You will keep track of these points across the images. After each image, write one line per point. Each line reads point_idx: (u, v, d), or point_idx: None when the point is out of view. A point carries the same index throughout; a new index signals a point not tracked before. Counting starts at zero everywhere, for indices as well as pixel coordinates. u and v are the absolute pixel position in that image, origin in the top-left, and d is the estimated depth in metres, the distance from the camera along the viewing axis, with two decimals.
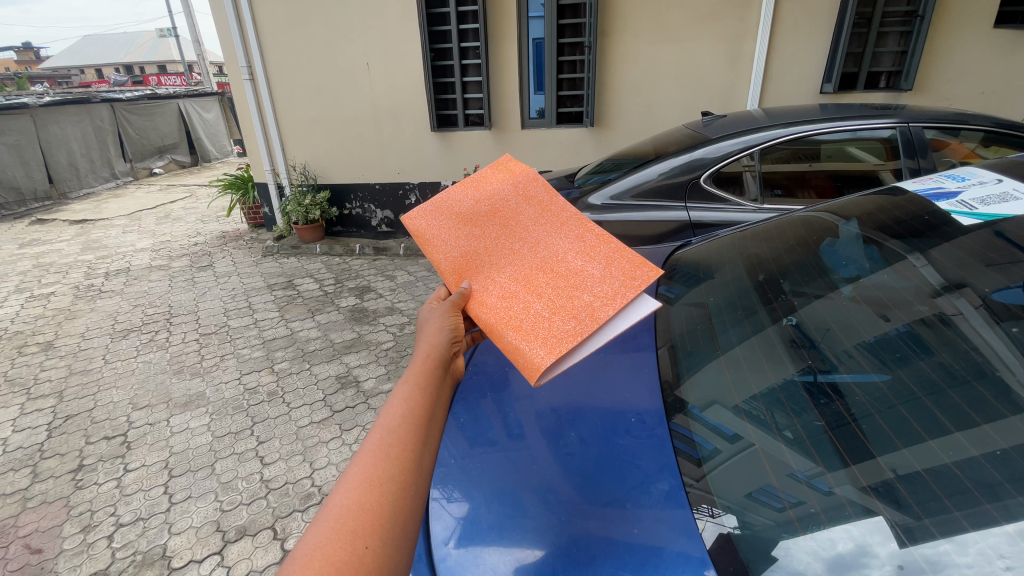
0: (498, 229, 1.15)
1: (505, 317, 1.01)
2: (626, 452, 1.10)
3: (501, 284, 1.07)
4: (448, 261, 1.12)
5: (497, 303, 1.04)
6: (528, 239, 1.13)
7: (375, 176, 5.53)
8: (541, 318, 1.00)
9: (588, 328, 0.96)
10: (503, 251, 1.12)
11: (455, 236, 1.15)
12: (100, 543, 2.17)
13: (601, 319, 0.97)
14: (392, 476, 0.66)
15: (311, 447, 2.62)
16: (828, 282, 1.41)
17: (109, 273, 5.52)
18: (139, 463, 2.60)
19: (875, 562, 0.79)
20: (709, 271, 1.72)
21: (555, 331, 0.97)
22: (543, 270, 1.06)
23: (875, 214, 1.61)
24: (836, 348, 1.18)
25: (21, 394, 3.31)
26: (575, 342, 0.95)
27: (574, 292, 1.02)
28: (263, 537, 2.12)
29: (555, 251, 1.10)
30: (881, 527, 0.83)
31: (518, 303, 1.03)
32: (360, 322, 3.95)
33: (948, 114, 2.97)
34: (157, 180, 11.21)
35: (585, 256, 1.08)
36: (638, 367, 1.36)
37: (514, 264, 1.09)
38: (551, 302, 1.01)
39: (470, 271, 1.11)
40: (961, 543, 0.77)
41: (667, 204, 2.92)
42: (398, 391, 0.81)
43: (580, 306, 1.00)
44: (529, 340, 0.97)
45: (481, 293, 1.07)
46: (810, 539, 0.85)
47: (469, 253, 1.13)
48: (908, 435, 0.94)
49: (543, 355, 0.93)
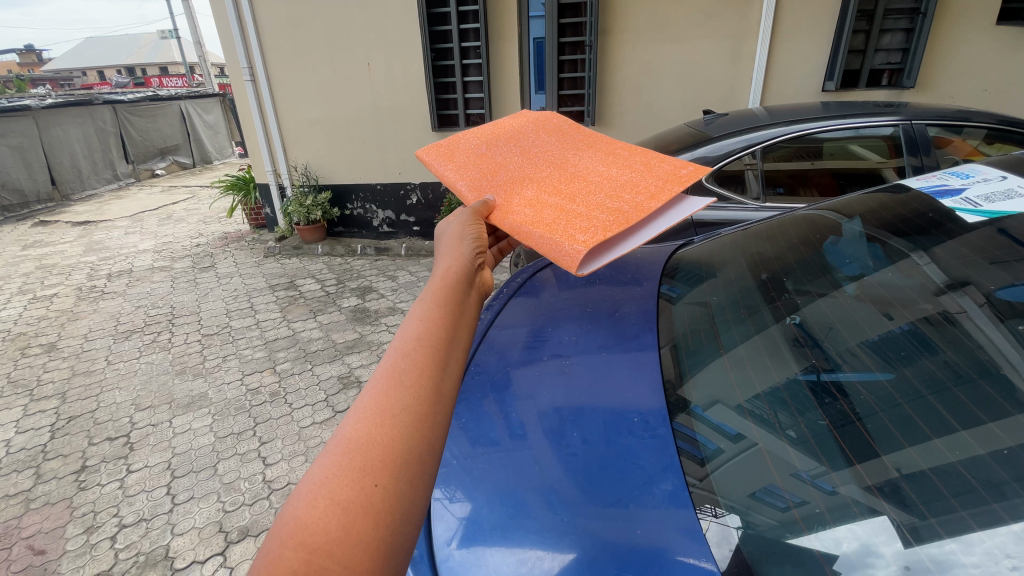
0: (525, 154, 1.23)
1: (536, 221, 1.01)
2: (629, 453, 1.09)
3: (529, 197, 1.09)
4: (467, 178, 1.13)
5: (526, 210, 1.05)
6: (558, 162, 1.20)
7: (376, 176, 5.54)
8: (578, 216, 1.01)
9: (637, 215, 0.99)
10: (534, 169, 1.18)
11: (481, 158, 1.20)
12: (102, 544, 2.17)
13: (649, 209, 1.00)
14: (405, 408, 0.64)
15: (313, 447, 2.62)
16: (832, 280, 1.40)
17: (111, 275, 5.54)
18: (141, 464, 2.60)
19: (881, 562, 0.79)
20: (712, 270, 1.70)
21: (598, 223, 0.98)
22: (576, 182, 1.12)
23: (878, 212, 1.61)
24: (840, 347, 1.18)
25: (24, 396, 3.32)
26: (622, 227, 0.96)
27: (616, 195, 1.06)
28: (264, 538, 2.12)
29: (587, 168, 1.16)
30: (886, 527, 0.82)
31: (550, 208, 1.04)
32: (361, 323, 3.95)
33: (951, 112, 2.95)
34: (160, 182, 11.24)
35: (619, 169, 1.16)
36: (641, 366, 1.34)
37: (546, 179, 1.14)
38: (588, 204, 1.04)
39: (494, 187, 1.13)
40: (967, 543, 0.76)
41: None
42: (416, 316, 0.79)
43: (622, 204, 1.03)
44: (564, 237, 0.95)
45: (504, 205, 1.08)
46: (814, 540, 0.85)
47: (497, 171, 1.17)
48: (913, 433, 0.93)
49: (585, 243, 0.92)
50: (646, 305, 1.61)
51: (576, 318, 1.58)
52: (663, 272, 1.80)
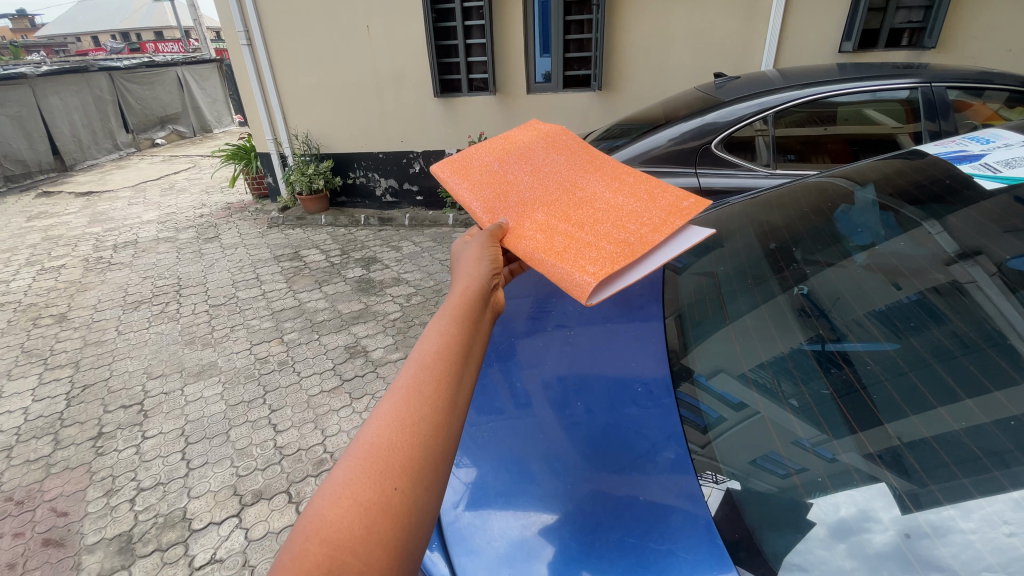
0: (533, 174, 1.20)
1: (546, 248, 0.98)
2: (633, 421, 1.10)
3: (539, 222, 1.07)
4: (480, 198, 1.09)
5: (537, 236, 1.02)
6: (566, 184, 1.17)
7: (378, 145, 5.45)
8: (583, 245, 0.98)
9: (642, 249, 0.96)
10: (541, 192, 1.15)
11: (492, 177, 1.17)
12: (122, 506, 2.25)
13: (653, 241, 0.97)
14: (425, 416, 0.64)
15: (322, 414, 2.68)
16: (841, 249, 1.38)
17: (117, 245, 5.55)
18: (156, 431, 2.68)
19: (877, 527, 0.80)
20: (718, 240, 1.68)
21: (604, 254, 0.95)
22: (583, 209, 1.09)
23: (892, 179, 1.57)
24: (847, 316, 1.17)
25: (38, 364, 3.39)
26: (627, 260, 0.93)
27: (622, 224, 1.03)
28: (278, 501, 2.20)
29: (593, 192, 1.14)
30: (884, 494, 0.84)
31: (559, 235, 1.01)
32: (367, 293, 3.97)
33: (973, 73, 2.83)
34: (160, 151, 11.11)
35: (626, 196, 1.13)
36: (645, 337, 1.33)
37: (555, 204, 1.11)
38: (596, 233, 1.01)
39: (505, 209, 1.10)
40: (964, 509, 0.78)
41: (676, 169, 2.87)
42: (435, 325, 0.79)
43: (628, 235, 1.00)
44: (574, 267, 0.93)
45: (517, 229, 1.05)
46: (812, 504, 0.86)
47: (507, 190, 1.14)
48: (917, 402, 0.94)
49: (594, 275, 0.89)
50: (652, 277, 1.59)
51: None
52: None
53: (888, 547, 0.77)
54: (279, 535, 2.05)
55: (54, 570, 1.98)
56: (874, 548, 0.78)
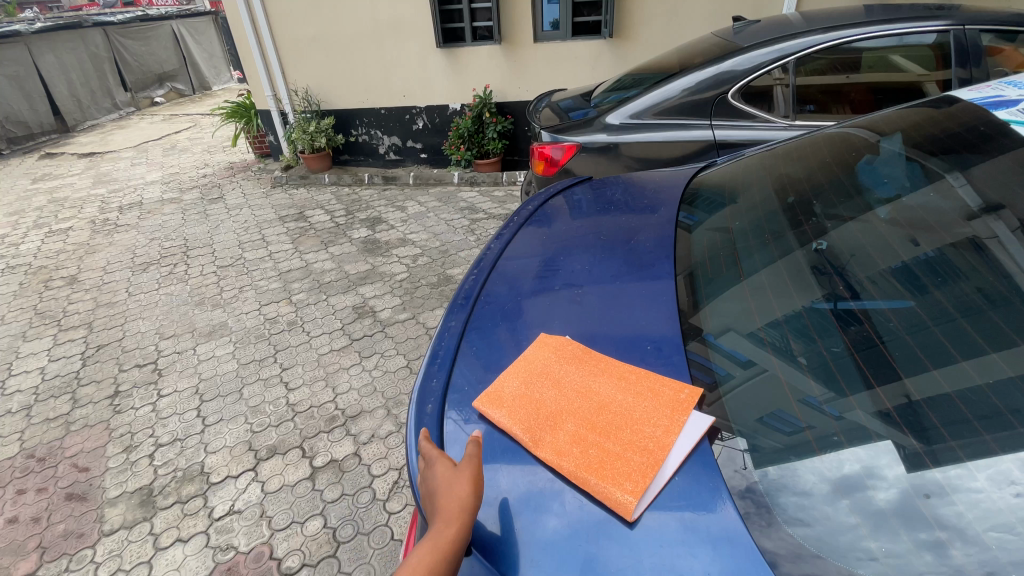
0: (546, 353, 1.13)
1: (577, 457, 0.90)
2: (648, 378, 1.04)
3: (560, 415, 0.99)
4: (503, 408, 1.01)
5: (564, 438, 0.94)
6: (578, 358, 1.11)
7: (380, 100, 5.27)
8: (609, 455, 0.90)
9: (665, 446, 0.90)
10: (556, 373, 1.08)
11: (507, 375, 1.10)
12: (142, 461, 2.33)
13: (672, 434, 0.92)
14: None
15: (332, 373, 2.73)
16: (862, 203, 1.33)
17: (123, 207, 5.53)
18: (171, 389, 2.74)
19: (884, 484, 0.80)
20: (733, 196, 1.60)
21: (632, 466, 0.88)
22: (598, 393, 1.02)
23: (919, 127, 1.48)
24: (868, 271, 1.13)
25: (53, 326, 3.45)
26: (655, 474, 0.86)
27: (636, 414, 0.97)
28: (292, 456, 2.26)
29: (605, 367, 1.08)
30: (891, 451, 0.83)
31: (586, 437, 0.94)
32: (373, 254, 3.94)
33: (1013, 14, 2.63)
34: (160, 110, 10.87)
35: (632, 367, 1.07)
36: (655, 295, 1.25)
37: (573, 388, 1.04)
38: (619, 433, 0.95)
39: (526, 406, 1.01)
40: (973, 467, 0.78)
41: (689, 122, 2.76)
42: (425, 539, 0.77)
43: (648, 426, 0.94)
44: (612, 479, 0.86)
45: (545, 428, 0.96)
46: (818, 461, 0.85)
47: (525, 380, 1.07)
48: (940, 357, 0.92)
49: (633, 491, 0.83)
50: (664, 233, 1.51)
51: (589, 247, 1.51)
52: (681, 198, 1.69)
53: (894, 504, 0.77)
54: (294, 488, 2.12)
55: (78, 522, 2.07)
56: (878, 505, 0.78)
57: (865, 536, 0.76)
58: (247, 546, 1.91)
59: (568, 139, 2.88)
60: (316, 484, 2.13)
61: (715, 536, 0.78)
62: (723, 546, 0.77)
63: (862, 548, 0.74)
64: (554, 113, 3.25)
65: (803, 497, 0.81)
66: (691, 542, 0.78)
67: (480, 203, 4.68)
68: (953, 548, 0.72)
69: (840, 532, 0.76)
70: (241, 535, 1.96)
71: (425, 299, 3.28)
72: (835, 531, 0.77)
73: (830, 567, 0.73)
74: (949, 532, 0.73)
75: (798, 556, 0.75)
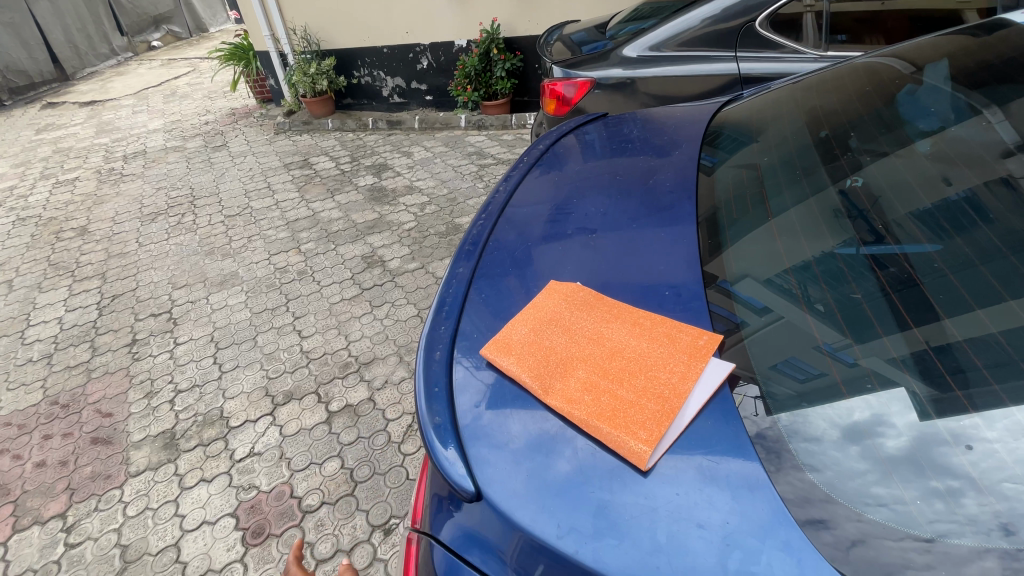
0: (558, 300, 1.10)
1: (588, 403, 0.89)
2: (665, 325, 1.00)
3: (572, 359, 0.97)
4: (513, 354, 0.99)
5: (575, 383, 0.92)
6: (589, 305, 1.07)
7: (383, 38, 5.00)
8: (622, 402, 0.88)
9: (681, 394, 0.88)
10: (569, 319, 1.05)
11: (517, 321, 1.07)
12: (163, 406, 2.41)
13: (688, 382, 0.89)
14: None
15: (345, 321, 2.75)
16: (902, 136, 1.24)
17: (127, 156, 5.45)
18: (187, 337, 2.80)
19: (892, 432, 0.78)
20: (759, 132, 1.49)
21: (646, 413, 0.86)
22: (612, 342, 0.99)
23: (971, 54, 1.40)
24: (909, 209, 1.06)
25: (67, 276, 3.49)
26: (671, 423, 0.84)
27: (651, 363, 0.94)
28: (308, 401, 2.32)
29: (619, 314, 1.04)
30: (902, 398, 0.80)
31: (597, 383, 0.92)
32: (380, 202, 3.87)
33: None
34: (158, 54, 10.48)
35: (647, 315, 1.03)
36: (674, 240, 1.19)
37: (585, 334, 1.01)
38: (632, 380, 0.92)
39: (537, 350, 0.99)
40: (989, 418, 0.75)
41: (713, 54, 2.56)
42: None
43: (664, 375, 0.91)
44: (625, 428, 0.84)
45: (557, 373, 0.94)
46: (829, 408, 0.82)
47: (536, 327, 1.04)
48: (986, 297, 0.87)
49: (648, 440, 0.82)
50: (685, 172, 1.42)
51: (604, 189, 1.44)
52: (702, 136, 1.58)
53: (901, 452, 0.76)
54: (311, 431, 2.19)
55: (105, 465, 2.17)
56: (886, 452, 0.76)
57: (874, 482, 0.74)
58: (269, 486, 2.00)
59: (582, 75, 2.72)
60: (332, 428, 2.19)
61: (735, 484, 0.77)
62: (742, 495, 0.75)
63: (871, 494, 0.73)
64: (566, 46, 3.04)
65: (813, 443, 0.79)
66: (708, 490, 0.76)
67: (489, 147, 4.51)
68: (967, 497, 0.70)
69: (849, 479, 0.75)
70: (262, 475, 2.04)
71: (434, 249, 3.23)
72: (844, 477, 0.75)
73: (839, 512, 0.72)
74: (961, 481, 0.72)
75: (807, 500, 0.74)
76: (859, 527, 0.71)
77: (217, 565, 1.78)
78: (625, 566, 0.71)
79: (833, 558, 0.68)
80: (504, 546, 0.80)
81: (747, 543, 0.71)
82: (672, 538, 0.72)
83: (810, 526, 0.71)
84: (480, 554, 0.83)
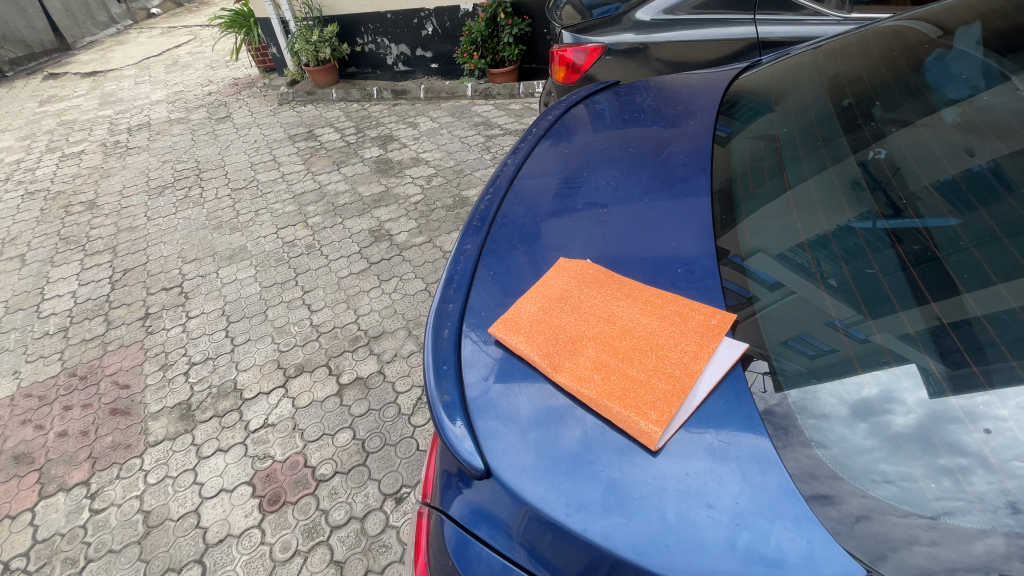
0: (566, 279, 1.08)
1: (599, 384, 0.88)
2: (679, 303, 0.99)
3: (582, 341, 0.96)
4: (522, 332, 0.99)
5: (586, 362, 0.92)
6: (600, 284, 1.06)
7: (386, 3, 4.85)
8: (632, 381, 0.87)
9: (691, 377, 0.87)
10: (578, 299, 1.03)
11: (527, 300, 1.06)
12: (178, 378, 2.46)
13: (699, 364, 0.88)
14: None
15: (353, 295, 2.76)
16: (928, 103, 1.19)
17: (132, 129, 5.41)
18: (198, 311, 2.83)
19: (902, 408, 0.77)
20: (777, 100, 1.43)
21: (657, 393, 0.85)
22: (621, 323, 0.98)
23: (1006, 16, 1.33)
24: (930, 181, 1.02)
25: (78, 251, 3.51)
26: (682, 402, 0.83)
27: (662, 346, 0.92)
28: (318, 373, 2.36)
29: (628, 294, 1.03)
30: (914, 374, 0.79)
31: (607, 366, 0.90)
32: (386, 174, 3.83)
33: None
34: (157, 21, 10.24)
35: (656, 295, 1.01)
36: (688, 214, 1.16)
37: (594, 315, 1.00)
38: (641, 360, 0.91)
39: (548, 332, 0.98)
40: (1005, 396, 0.74)
41: (729, 18, 2.44)
42: None
43: (675, 356, 0.90)
44: (635, 410, 0.83)
45: (567, 352, 0.94)
46: (837, 383, 0.82)
47: (546, 306, 1.03)
48: (1007, 271, 0.85)
49: (658, 421, 0.81)
50: (699, 143, 1.37)
51: (616, 161, 1.40)
52: (718, 105, 1.52)
53: (910, 429, 0.75)
54: (324, 403, 2.23)
55: (125, 435, 2.24)
56: (896, 429, 0.76)
57: (882, 458, 0.74)
58: (283, 456, 2.06)
59: (592, 41, 2.63)
60: (343, 400, 2.23)
61: (746, 464, 0.76)
62: (753, 474, 0.75)
63: (878, 470, 0.73)
64: (576, 10, 2.95)
65: (822, 420, 0.79)
66: (719, 470, 0.76)
67: (496, 117, 4.42)
68: (974, 475, 0.70)
69: (856, 456, 0.75)
70: (276, 445, 2.10)
71: (442, 222, 3.20)
72: (851, 453, 0.75)
73: (845, 488, 0.73)
74: (971, 459, 0.71)
75: (812, 476, 0.74)
76: (865, 502, 0.71)
77: (235, 531, 1.85)
78: (633, 542, 0.72)
79: (838, 533, 0.69)
80: (513, 522, 0.82)
81: (757, 523, 0.71)
82: (681, 517, 0.73)
83: (815, 501, 0.72)
84: (489, 530, 0.85)
